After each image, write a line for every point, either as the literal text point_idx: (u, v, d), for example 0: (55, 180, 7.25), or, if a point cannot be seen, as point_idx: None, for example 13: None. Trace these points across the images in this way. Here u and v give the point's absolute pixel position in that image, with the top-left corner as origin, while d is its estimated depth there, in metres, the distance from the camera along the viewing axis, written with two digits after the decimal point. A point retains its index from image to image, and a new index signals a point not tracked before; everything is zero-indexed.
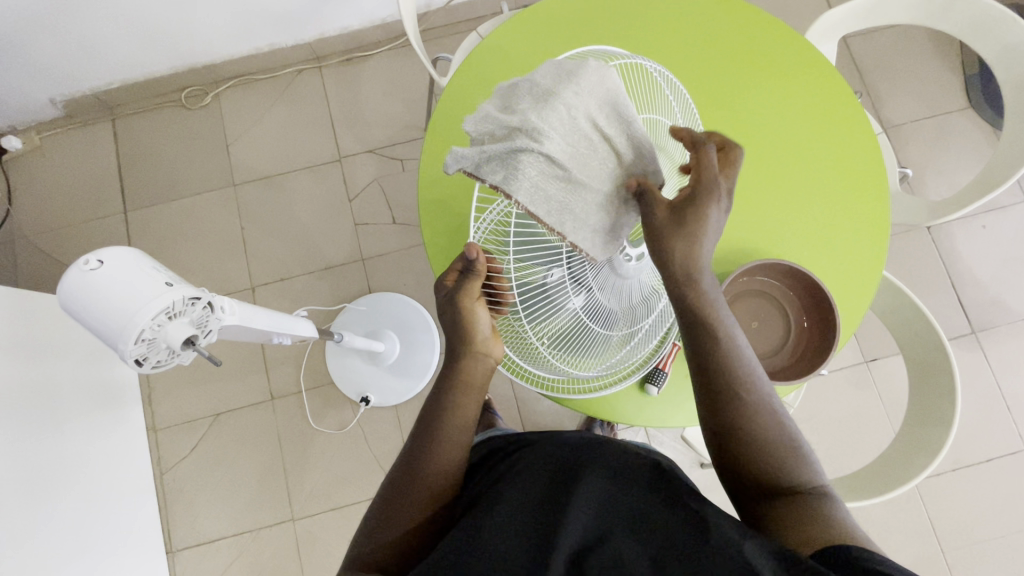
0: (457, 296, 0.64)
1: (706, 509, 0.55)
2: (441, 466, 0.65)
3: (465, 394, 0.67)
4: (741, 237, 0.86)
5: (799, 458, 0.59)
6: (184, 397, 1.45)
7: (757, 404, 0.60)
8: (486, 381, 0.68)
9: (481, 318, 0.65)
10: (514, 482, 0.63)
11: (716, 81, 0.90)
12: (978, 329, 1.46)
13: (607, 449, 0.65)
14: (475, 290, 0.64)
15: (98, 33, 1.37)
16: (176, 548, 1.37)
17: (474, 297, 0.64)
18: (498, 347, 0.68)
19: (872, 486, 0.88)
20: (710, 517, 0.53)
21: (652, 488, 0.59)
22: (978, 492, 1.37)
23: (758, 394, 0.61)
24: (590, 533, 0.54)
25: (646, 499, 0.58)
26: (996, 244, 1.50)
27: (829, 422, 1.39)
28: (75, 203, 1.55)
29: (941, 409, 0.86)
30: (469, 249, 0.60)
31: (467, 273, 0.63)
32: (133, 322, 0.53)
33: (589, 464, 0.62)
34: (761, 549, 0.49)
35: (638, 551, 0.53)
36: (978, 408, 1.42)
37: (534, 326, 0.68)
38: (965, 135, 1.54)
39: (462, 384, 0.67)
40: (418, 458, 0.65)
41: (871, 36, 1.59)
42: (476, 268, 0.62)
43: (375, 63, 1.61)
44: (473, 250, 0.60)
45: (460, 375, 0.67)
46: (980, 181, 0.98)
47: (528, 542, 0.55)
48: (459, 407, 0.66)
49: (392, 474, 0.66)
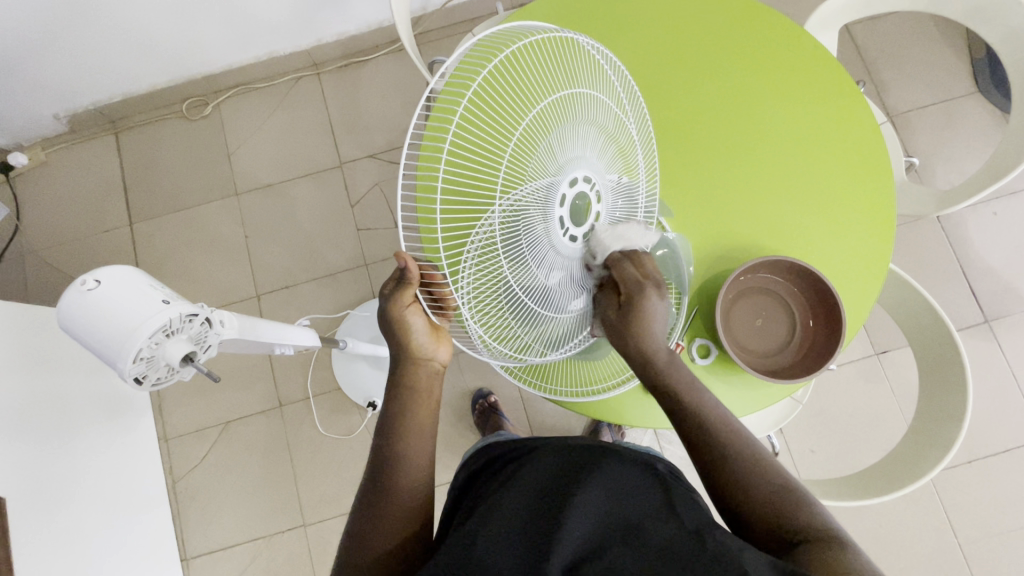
0: (391, 303, 0.64)
1: (705, 525, 0.55)
2: (409, 487, 0.64)
3: (420, 401, 0.67)
4: (744, 236, 0.85)
5: (805, 498, 0.59)
6: (194, 405, 1.46)
7: (747, 456, 0.62)
8: (434, 386, 0.68)
9: (417, 325, 0.65)
10: (511, 487, 0.62)
11: (723, 79, 0.89)
12: (992, 318, 1.44)
13: (606, 458, 0.64)
14: (409, 297, 0.63)
15: (99, 47, 1.38)
16: (190, 555, 1.39)
17: (410, 304, 0.64)
18: (444, 349, 0.68)
19: (883, 482, 0.87)
20: (707, 533, 0.54)
21: (651, 503, 0.59)
22: (995, 485, 1.35)
23: (746, 446, 0.63)
24: (587, 540, 0.55)
25: (644, 513, 0.58)
26: (1007, 230, 1.47)
27: (840, 415, 1.37)
28: (81, 217, 1.57)
29: (953, 404, 0.84)
30: (399, 257, 0.60)
31: (401, 280, 0.63)
32: (130, 341, 0.53)
33: (586, 472, 0.61)
34: (757, 560, 0.49)
35: (632, 556, 0.52)
36: (993, 398, 1.40)
37: (523, 327, 0.63)
38: (973, 120, 1.51)
39: (416, 393, 0.67)
40: (384, 477, 0.64)
41: (874, 22, 1.57)
42: (409, 275, 0.62)
43: (373, 67, 1.61)
44: (400, 255, 0.60)
45: (406, 382, 0.67)
46: (988, 169, 0.95)
47: (523, 546, 0.55)
48: (414, 415, 0.66)
49: (363, 486, 0.65)
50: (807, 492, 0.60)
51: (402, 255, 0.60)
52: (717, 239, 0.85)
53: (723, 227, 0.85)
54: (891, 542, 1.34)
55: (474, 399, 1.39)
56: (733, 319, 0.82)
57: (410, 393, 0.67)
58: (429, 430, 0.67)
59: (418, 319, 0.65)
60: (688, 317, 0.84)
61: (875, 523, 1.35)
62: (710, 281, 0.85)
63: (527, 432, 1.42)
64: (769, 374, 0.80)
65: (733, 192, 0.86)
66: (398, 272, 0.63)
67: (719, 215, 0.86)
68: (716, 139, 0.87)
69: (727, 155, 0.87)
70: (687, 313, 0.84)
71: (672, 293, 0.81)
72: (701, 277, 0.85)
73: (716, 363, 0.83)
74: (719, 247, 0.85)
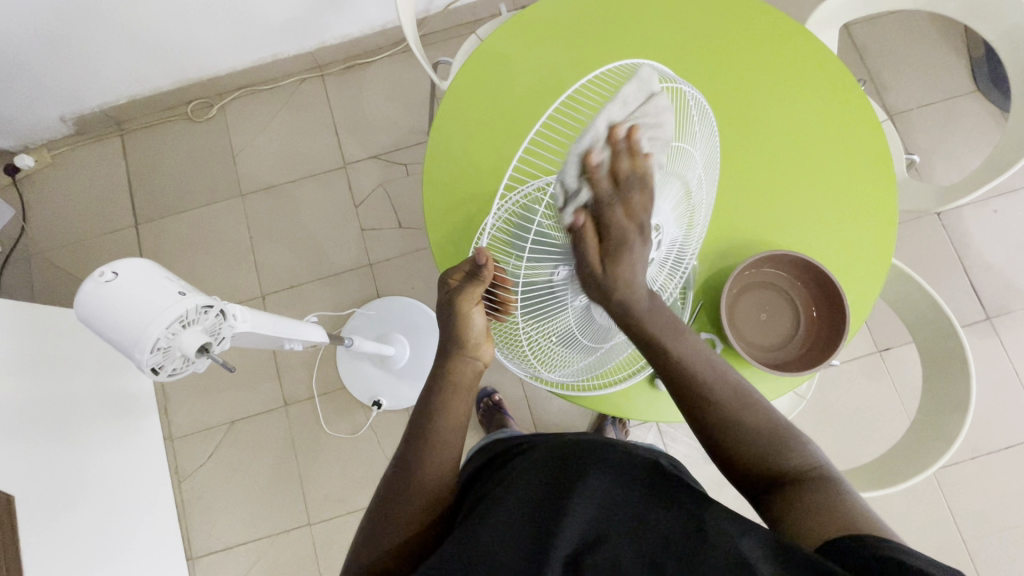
0: (457, 297, 0.65)
1: (705, 509, 0.55)
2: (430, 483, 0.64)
3: (457, 398, 0.68)
4: (748, 232, 0.86)
5: (790, 437, 0.60)
6: (199, 405, 1.47)
7: (729, 398, 0.62)
8: (474, 383, 0.69)
9: (477, 322, 0.67)
10: (511, 481, 0.62)
11: (726, 77, 0.90)
12: (994, 315, 1.44)
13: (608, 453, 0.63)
14: (475, 293, 0.64)
15: (105, 49, 1.39)
16: (196, 554, 1.39)
17: (474, 301, 0.65)
18: (489, 351, 0.69)
19: (888, 474, 0.87)
20: (708, 518, 0.53)
21: (655, 494, 0.58)
22: (999, 481, 1.36)
23: (729, 388, 0.63)
24: (587, 533, 0.55)
25: (647, 506, 0.57)
26: (1007, 228, 1.48)
27: (843, 412, 1.38)
28: (87, 218, 1.58)
29: (956, 396, 0.84)
30: (480, 252, 0.60)
31: (471, 276, 0.63)
32: (147, 331, 0.54)
33: (586, 466, 0.61)
34: (753, 547, 0.50)
35: (634, 551, 0.53)
36: (995, 394, 1.40)
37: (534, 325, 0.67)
38: (973, 119, 1.52)
39: (455, 389, 0.68)
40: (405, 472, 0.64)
41: (874, 22, 1.58)
42: (482, 274, 0.62)
43: (376, 69, 1.63)
44: (482, 252, 0.60)
45: (448, 376, 0.68)
46: (989, 164, 0.96)
47: (524, 542, 0.55)
48: (450, 412, 0.67)
49: (385, 481, 0.66)
50: (794, 431, 0.61)
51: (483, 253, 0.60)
52: (721, 235, 0.86)
53: (727, 223, 0.86)
54: None
55: (479, 398, 1.40)
56: (738, 313, 0.82)
57: (449, 388, 0.68)
58: (463, 426, 0.67)
59: (478, 318, 0.66)
60: (693, 312, 0.85)
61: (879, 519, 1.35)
62: (717, 277, 0.85)
63: (532, 430, 1.43)
64: (774, 367, 0.81)
65: (737, 188, 0.87)
66: (470, 265, 0.63)
67: (722, 211, 0.86)
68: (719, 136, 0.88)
69: (729, 152, 0.87)
70: (692, 306, 0.85)
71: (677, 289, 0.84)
72: (706, 272, 0.86)
73: (721, 357, 0.84)
74: (723, 243, 0.86)
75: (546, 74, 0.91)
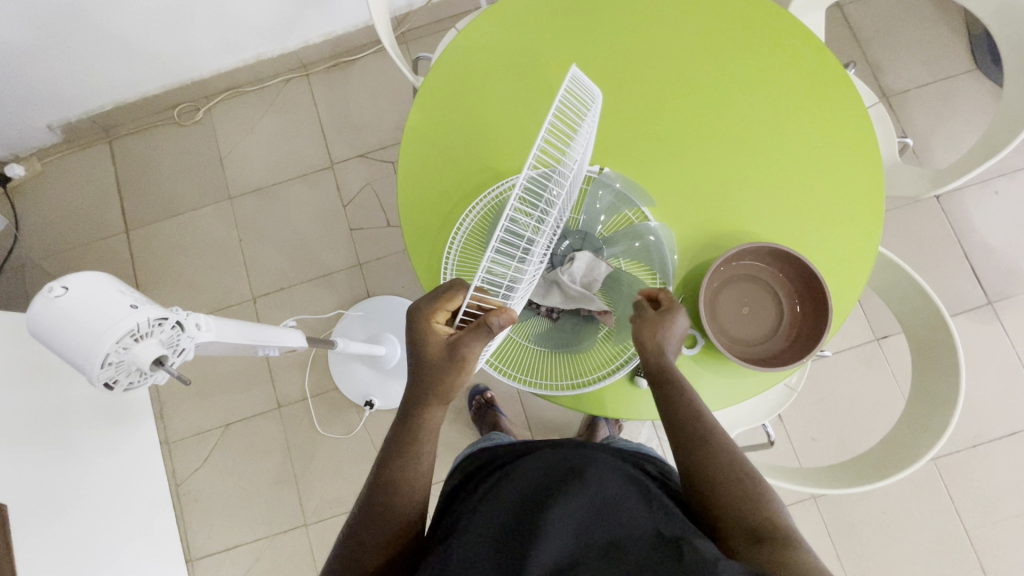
0: (432, 331, 0.64)
1: (686, 538, 0.52)
2: (399, 515, 0.63)
3: (420, 437, 0.66)
4: (726, 223, 0.84)
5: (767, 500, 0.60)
6: (194, 409, 1.48)
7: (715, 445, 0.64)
8: (437, 425, 0.68)
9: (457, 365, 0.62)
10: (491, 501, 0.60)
11: (703, 62, 0.88)
12: (996, 299, 1.41)
13: (588, 465, 0.61)
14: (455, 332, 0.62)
15: (88, 56, 1.39)
16: (195, 556, 1.41)
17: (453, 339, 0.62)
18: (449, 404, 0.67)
19: (876, 466, 0.85)
20: (683, 547, 0.50)
21: (641, 514, 0.56)
22: (1001, 469, 1.33)
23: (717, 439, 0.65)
24: (562, 559, 0.51)
25: (631, 528, 0.54)
26: (1009, 209, 1.44)
27: (841, 403, 1.35)
28: (77, 226, 1.59)
29: (945, 387, 0.82)
30: (505, 314, 0.57)
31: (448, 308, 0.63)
32: (97, 346, 0.54)
33: (563, 482, 0.58)
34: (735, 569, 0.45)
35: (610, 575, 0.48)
36: (998, 379, 1.37)
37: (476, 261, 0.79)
38: (973, 97, 1.47)
39: (418, 430, 0.66)
40: (373, 509, 0.63)
41: (868, 2, 1.54)
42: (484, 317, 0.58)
43: (362, 66, 1.61)
44: (508, 316, 0.57)
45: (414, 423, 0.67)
46: (983, 145, 0.93)
47: (492, 562, 0.53)
48: (419, 451, 0.66)
49: (353, 512, 0.65)
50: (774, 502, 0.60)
51: (451, 296, 0.63)
52: (700, 226, 0.84)
53: (705, 213, 0.84)
54: (895, 528, 1.32)
55: (471, 396, 1.40)
56: (719, 308, 0.80)
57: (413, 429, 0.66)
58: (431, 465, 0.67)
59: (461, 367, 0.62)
60: (674, 308, 0.83)
61: (877, 509, 1.33)
62: (697, 272, 0.83)
63: (525, 427, 1.42)
64: (756, 362, 0.79)
65: (714, 176, 0.85)
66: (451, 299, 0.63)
67: (701, 200, 0.84)
68: (694, 123, 0.86)
69: (705, 139, 0.85)
70: (672, 303, 0.83)
71: (656, 284, 0.81)
72: (685, 266, 0.83)
73: (702, 352, 0.82)
74: (703, 234, 0.84)
75: (521, 63, 0.90)
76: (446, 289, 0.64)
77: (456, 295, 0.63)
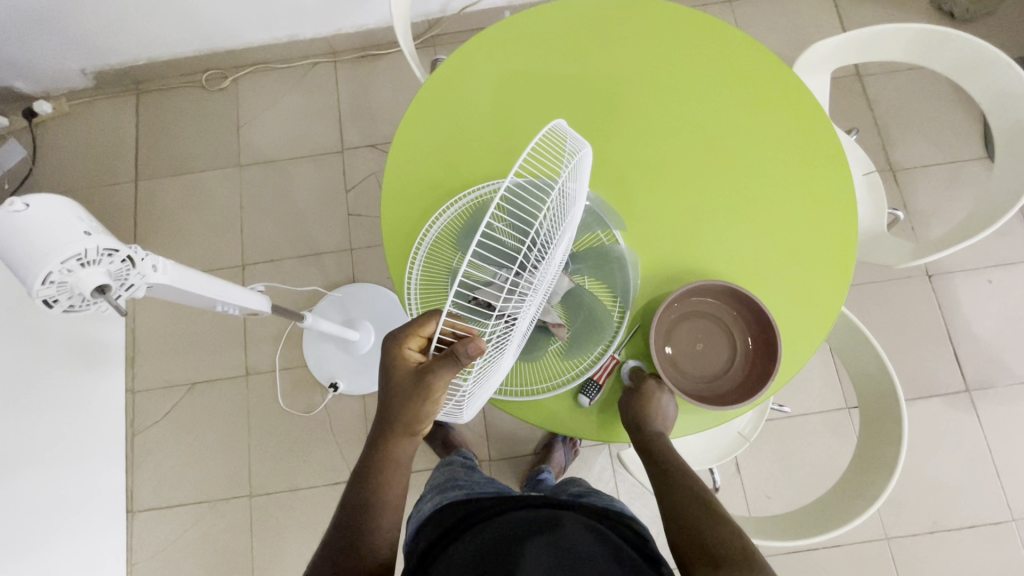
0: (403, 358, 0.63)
1: None
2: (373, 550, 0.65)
3: (393, 467, 0.68)
4: (693, 258, 0.85)
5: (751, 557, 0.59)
6: (165, 362, 1.49)
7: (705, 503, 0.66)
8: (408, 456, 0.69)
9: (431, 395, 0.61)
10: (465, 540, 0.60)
11: (699, 102, 0.90)
12: (974, 388, 1.39)
13: (560, 521, 0.59)
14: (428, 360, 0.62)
15: (129, 11, 1.45)
16: (136, 508, 1.41)
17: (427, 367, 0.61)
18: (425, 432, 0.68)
19: (807, 524, 0.84)
20: None
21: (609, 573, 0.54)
22: (954, 560, 1.30)
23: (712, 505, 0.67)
24: None
25: None
26: (1000, 300, 1.43)
27: (801, 465, 1.34)
28: (90, 168, 1.64)
29: (887, 456, 0.81)
30: (473, 343, 0.53)
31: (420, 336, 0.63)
32: (42, 263, 0.56)
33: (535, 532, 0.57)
34: None
35: None
36: (965, 468, 1.35)
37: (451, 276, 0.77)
38: (979, 184, 1.48)
39: (391, 462, 0.68)
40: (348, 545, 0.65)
41: (888, 76, 1.56)
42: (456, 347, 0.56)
43: (389, 61, 1.66)
44: (477, 345, 0.53)
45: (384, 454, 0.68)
46: (964, 226, 0.93)
47: None
48: (393, 481, 0.69)
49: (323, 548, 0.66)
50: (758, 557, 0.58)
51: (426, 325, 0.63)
52: (666, 256, 0.85)
53: (674, 244, 0.85)
54: None
55: None
56: (672, 339, 0.81)
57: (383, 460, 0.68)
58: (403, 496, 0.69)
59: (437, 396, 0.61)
60: (630, 333, 0.84)
61: None
62: (656, 300, 0.85)
63: (483, 436, 1.42)
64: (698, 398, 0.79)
65: (689, 212, 0.86)
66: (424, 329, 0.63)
67: (672, 232, 0.86)
68: (680, 158, 0.88)
69: (687, 176, 0.87)
70: (629, 328, 0.84)
71: (616, 308, 0.82)
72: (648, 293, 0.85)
73: None
74: (667, 264, 0.85)
75: (524, 75, 0.93)
76: (420, 317, 0.63)
77: (429, 322, 0.62)
